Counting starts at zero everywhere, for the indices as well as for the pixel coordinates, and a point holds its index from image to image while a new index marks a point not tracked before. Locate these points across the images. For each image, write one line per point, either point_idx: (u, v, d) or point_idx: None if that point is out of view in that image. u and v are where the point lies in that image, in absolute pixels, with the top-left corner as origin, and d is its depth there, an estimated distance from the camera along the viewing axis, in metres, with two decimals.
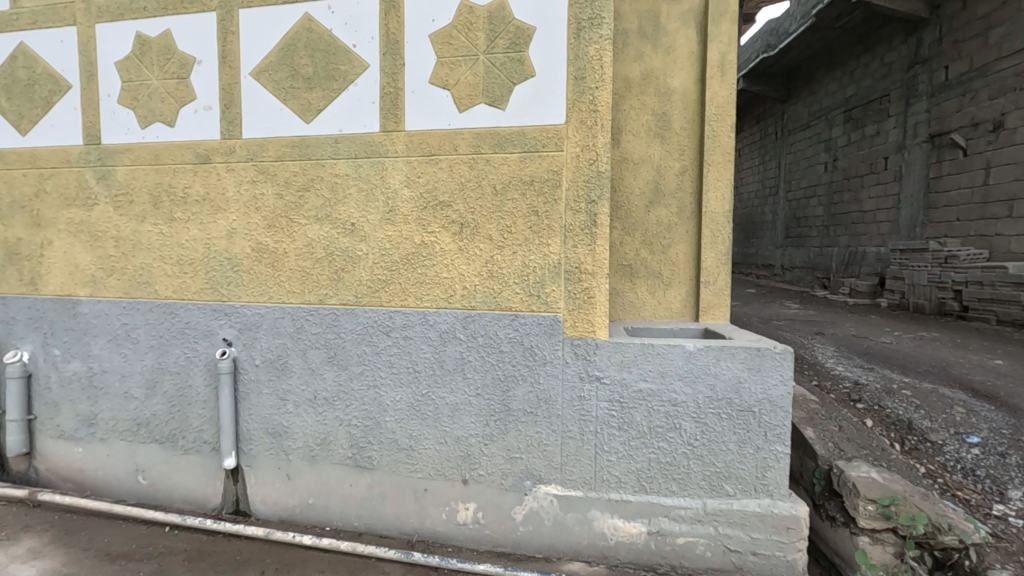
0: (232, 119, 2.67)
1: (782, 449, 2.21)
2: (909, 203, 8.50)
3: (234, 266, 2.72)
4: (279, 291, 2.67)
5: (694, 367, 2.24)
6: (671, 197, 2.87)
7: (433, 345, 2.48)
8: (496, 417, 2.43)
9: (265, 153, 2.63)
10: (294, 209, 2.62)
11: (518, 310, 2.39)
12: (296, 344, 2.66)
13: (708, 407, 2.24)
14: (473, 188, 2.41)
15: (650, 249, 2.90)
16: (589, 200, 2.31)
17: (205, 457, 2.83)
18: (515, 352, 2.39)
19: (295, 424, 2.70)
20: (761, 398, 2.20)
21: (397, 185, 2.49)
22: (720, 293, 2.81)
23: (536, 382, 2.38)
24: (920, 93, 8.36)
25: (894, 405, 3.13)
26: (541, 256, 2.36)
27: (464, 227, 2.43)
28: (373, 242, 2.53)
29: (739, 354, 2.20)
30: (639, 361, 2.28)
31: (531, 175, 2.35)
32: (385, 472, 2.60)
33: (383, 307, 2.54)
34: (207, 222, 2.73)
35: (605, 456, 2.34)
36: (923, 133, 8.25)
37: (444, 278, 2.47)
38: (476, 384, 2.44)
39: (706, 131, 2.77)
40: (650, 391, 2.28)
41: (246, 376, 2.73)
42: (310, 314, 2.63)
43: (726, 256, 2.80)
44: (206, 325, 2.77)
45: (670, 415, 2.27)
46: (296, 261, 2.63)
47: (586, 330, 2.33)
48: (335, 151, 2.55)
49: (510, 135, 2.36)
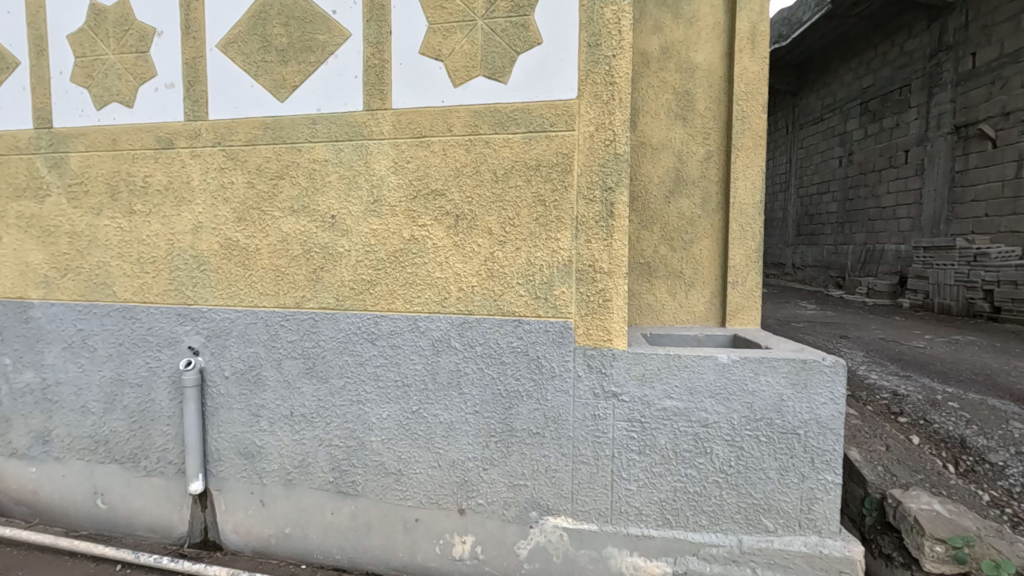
0: (196, 98, 2.35)
1: (833, 479, 1.88)
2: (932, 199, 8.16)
3: (201, 264, 2.40)
4: (251, 293, 2.36)
5: (728, 383, 1.91)
6: (695, 186, 2.55)
7: (425, 356, 2.16)
8: (496, 438, 2.11)
9: (234, 136, 2.31)
10: (267, 199, 2.30)
11: (522, 316, 2.07)
12: (270, 353, 2.35)
13: (745, 429, 1.91)
14: (471, 174, 2.09)
15: (671, 246, 2.58)
16: (604, 186, 1.99)
17: (170, 480, 2.52)
18: (519, 364, 2.07)
19: (269, 444, 2.38)
20: (807, 419, 1.87)
21: (383, 172, 2.17)
22: (749, 294, 2.50)
23: (543, 398, 2.06)
24: (945, 84, 8.02)
25: (942, 419, 2.80)
26: (548, 252, 2.04)
27: (461, 220, 2.11)
28: (357, 237, 2.21)
29: (781, 367, 1.88)
30: (663, 374, 1.96)
31: (536, 159, 2.03)
32: (371, 500, 2.28)
33: (367, 311, 2.23)
34: (171, 215, 2.41)
35: (623, 485, 2.02)
36: (948, 124, 7.91)
37: (437, 278, 2.15)
38: (474, 400, 2.13)
39: (735, 111, 2.45)
40: (675, 410, 1.95)
41: (215, 388, 2.42)
42: (285, 320, 2.31)
43: (757, 253, 2.48)
44: (171, 332, 2.46)
45: (699, 437, 1.95)
46: (270, 259, 2.32)
47: (601, 339, 2.01)
48: (313, 133, 2.24)
49: (512, 113, 2.04)
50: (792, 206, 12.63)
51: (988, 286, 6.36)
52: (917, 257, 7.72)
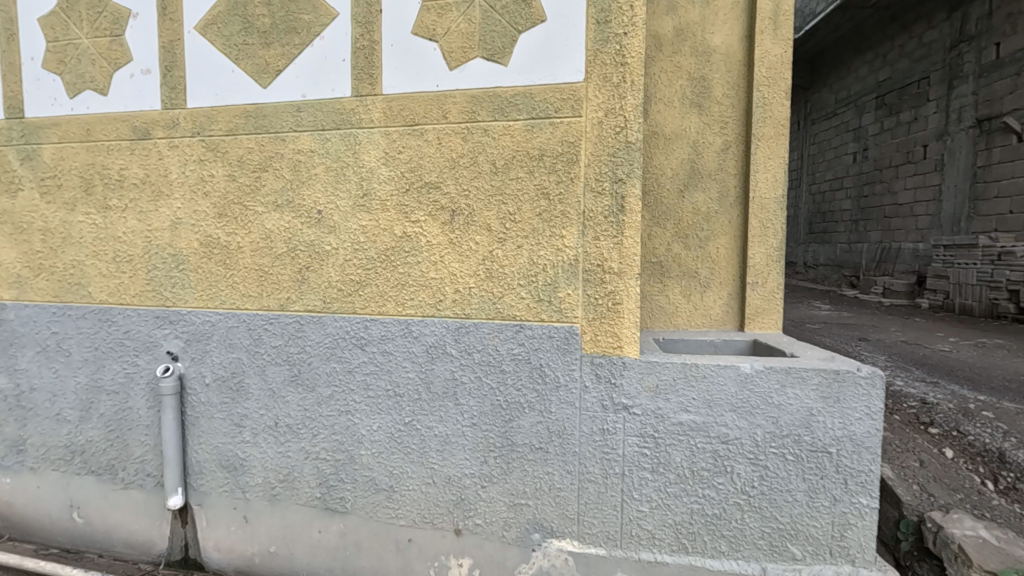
0: (174, 84, 2.18)
1: (869, 502, 1.69)
2: (952, 194, 7.91)
3: (180, 263, 2.23)
4: (232, 294, 2.19)
5: (751, 395, 1.73)
6: (711, 179, 2.36)
7: (418, 363, 1.99)
8: (496, 453, 1.94)
9: (214, 126, 2.15)
10: (249, 193, 2.13)
11: (523, 320, 1.90)
12: (253, 359, 2.18)
13: (769, 446, 1.73)
14: (468, 165, 1.91)
15: (685, 245, 2.39)
16: (614, 178, 1.80)
17: (149, 493, 2.37)
18: (520, 373, 1.89)
19: (253, 457, 2.22)
20: (840, 436, 1.68)
21: (373, 163, 2.00)
22: (769, 296, 2.31)
23: (547, 410, 1.88)
24: (967, 76, 7.75)
25: (978, 430, 2.59)
26: (553, 251, 1.86)
27: (457, 215, 1.93)
28: (345, 233, 2.04)
29: (812, 379, 1.69)
30: (679, 386, 1.77)
31: (540, 149, 1.85)
32: (360, 518, 2.11)
33: (356, 314, 2.06)
34: (148, 211, 2.25)
35: (634, 507, 1.84)
36: (970, 118, 7.65)
37: (431, 279, 1.97)
38: (471, 412, 1.95)
39: (755, 98, 2.26)
40: (692, 424, 1.77)
41: (195, 397, 2.26)
42: (269, 323, 2.15)
43: (779, 252, 2.29)
44: (149, 335, 2.29)
45: (719, 455, 1.77)
46: (253, 258, 2.15)
47: (610, 346, 1.83)
48: (297, 122, 2.07)
49: (513, 97, 1.86)
50: (804, 203, 12.37)
51: (1013, 286, 6.11)
52: (937, 256, 7.46)
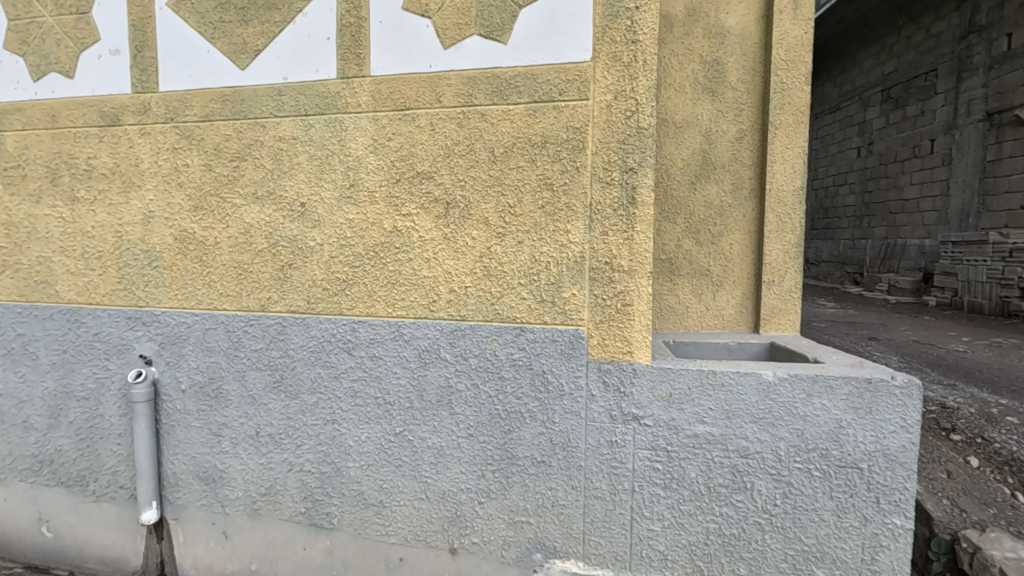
0: (145, 65, 2.02)
1: (902, 523, 1.54)
2: (960, 189, 7.77)
3: (153, 260, 2.07)
4: (210, 294, 2.03)
5: (774, 406, 1.58)
6: (724, 170, 2.21)
7: (410, 369, 1.84)
8: (494, 466, 1.79)
9: (188, 111, 1.98)
10: (227, 184, 1.97)
11: (524, 323, 1.74)
12: (232, 364, 2.02)
13: (793, 461, 1.58)
14: (464, 153, 1.75)
15: (696, 240, 2.24)
16: (624, 167, 1.64)
17: (122, 506, 2.21)
18: (521, 380, 1.74)
19: (232, 469, 2.06)
20: (872, 450, 1.53)
21: (361, 152, 1.84)
22: (785, 295, 2.16)
23: (549, 421, 1.73)
24: (978, 68, 7.61)
25: (1004, 437, 2.45)
26: (557, 247, 1.70)
27: (452, 208, 1.77)
28: (330, 228, 1.88)
29: (841, 388, 1.54)
30: (694, 395, 1.62)
31: (542, 135, 1.69)
32: (348, 535, 1.96)
33: (343, 316, 1.90)
34: (118, 203, 2.08)
35: (645, 526, 1.69)
36: (979, 111, 7.52)
37: (424, 278, 1.81)
38: (467, 422, 1.80)
39: (773, 83, 2.10)
40: (709, 437, 1.63)
41: (170, 404, 2.10)
42: (249, 325, 1.99)
43: (797, 248, 2.14)
44: (120, 338, 2.13)
45: (738, 471, 1.62)
46: (231, 254, 1.99)
47: (618, 351, 1.67)
48: (278, 107, 1.90)
49: (512, 79, 1.70)
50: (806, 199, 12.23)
51: None
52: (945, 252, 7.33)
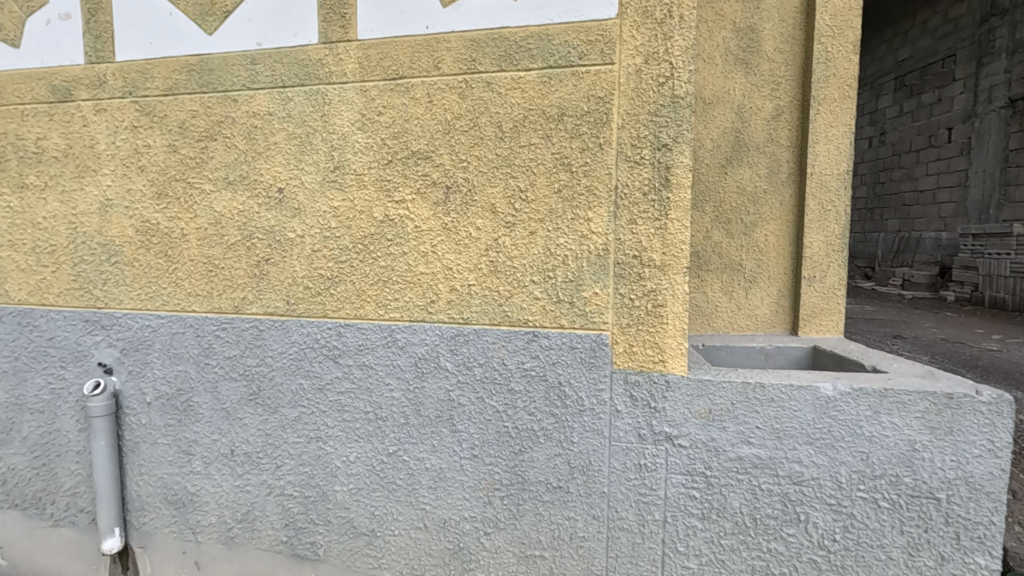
0: (101, 31, 1.76)
1: (988, 564, 1.30)
2: (981, 179, 7.55)
3: (113, 255, 1.82)
4: (177, 293, 1.78)
5: (834, 425, 1.34)
6: (759, 153, 1.96)
7: (405, 381, 1.59)
8: (502, 492, 1.55)
9: (149, 83, 1.72)
10: (194, 167, 1.71)
11: (538, 327, 1.50)
12: (203, 374, 1.78)
13: (856, 490, 1.34)
14: (466, 128, 1.50)
15: (727, 232, 1.99)
16: (656, 143, 1.40)
17: (83, 532, 1.96)
18: (534, 394, 1.50)
19: (204, 492, 1.82)
20: (952, 478, 1.29)
21: (347, 128, 1.59)
22: (828, 293, 1.92)
23: (567, 440, 1.49)
24: (1001, 52, 7.35)
25: None
26: (576, 239, 1.45)
27: (454, 193, 1.52)
28: (313, 217, 1.63)
29: (915, 405, 1.30)
30: (738, 412, 1.39)
31: (559, 107, 1.44)
32: (336, 568, 1.72)
33: (327, 319, 1.65)
34: (72, 190, 1.82)
35: (679, 563, 1.45)
36: (1002, 98, 7.27)
37: (421, 275, 1.57)
38: (471, 441, 1.56)
39: (816, 52, 1.85)
40: (755, 460, 1.39)
41: (134, 418, 1.85)
42: (221, 330, 1.74)
43: (843, 239, 1.90)
44: (78, 343, 1.87)
45: (789, 500, 1.38)
46: (200, 248, 1.74)
47: (649, 360, 1.43)
48: (252, 77, 1.65)
49: (523, 41, 1.45)
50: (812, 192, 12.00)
51: None
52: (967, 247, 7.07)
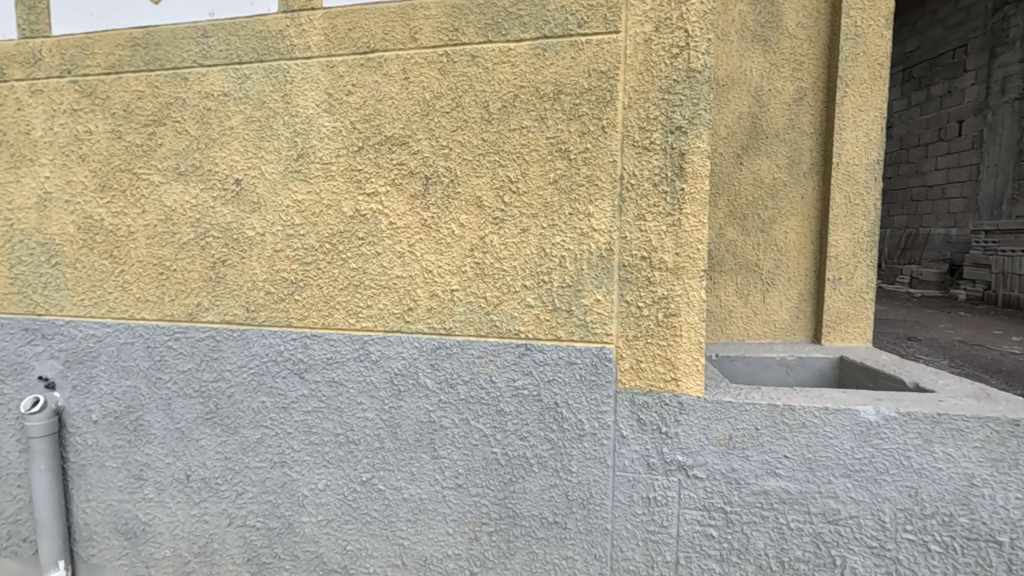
0: (35, 1, 1.55)
1: None
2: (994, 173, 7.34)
3: (52, 256, 1.61)
4: (124, 298, 1.57)
5: (875, 455, 1.15)
6: (777, 141, 1.77)
7: (380, 399, 1.40)
8: (490, 527, 1.35)
9: (89, 60, 1.52)
10: (141, 156, 1.51)
11: (532, 339, 1.30)
12: (155, 390, 1.57)
13: (901, 531, 1.15)
14: (448, 109, 1.30)
15: (742, 228, 1.80)
16: (668, 126, 1.20)
17: (26, 563, 1.76)
18: (527, 416, 1.30)
19: (158, 521, 1.62)
20: (1016, 518, 1.10)
21: (312, 110, 1.38)
22: (855, 297, 1.73)
23: (565, 469, 1.30)
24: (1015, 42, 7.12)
25: None
26: (575, 237, 1.26)
27: (434, 185, 1.32)
28: (274, 213, 1.43)
29: (972, 433, 1.10)
30: (764, 439, 1.19)
31: (555, 83, 1.24)
32: None
33: (292, 328, 1.45)
34: (5, 182, 1.61)
35: None
36: (1016, 89, 7.04)
37: (397, 279, 1.37)
38: (455, 469, 1.36)
39: (844, 27, 1.65)
40: (783, 495, 1.19)
41: (80, 438, 1.65)
42: (174, 340, 1.54)
43: (872, 237, 1.71)
44: (16, 355, 1.66)
45: (823, 542, 1.18)
46: (149, 248, 1.53)
47: (659, 378, 1.24)
48: (204, 52, 1.44)
49: (513, 6, 1.25)
50: None
51: None
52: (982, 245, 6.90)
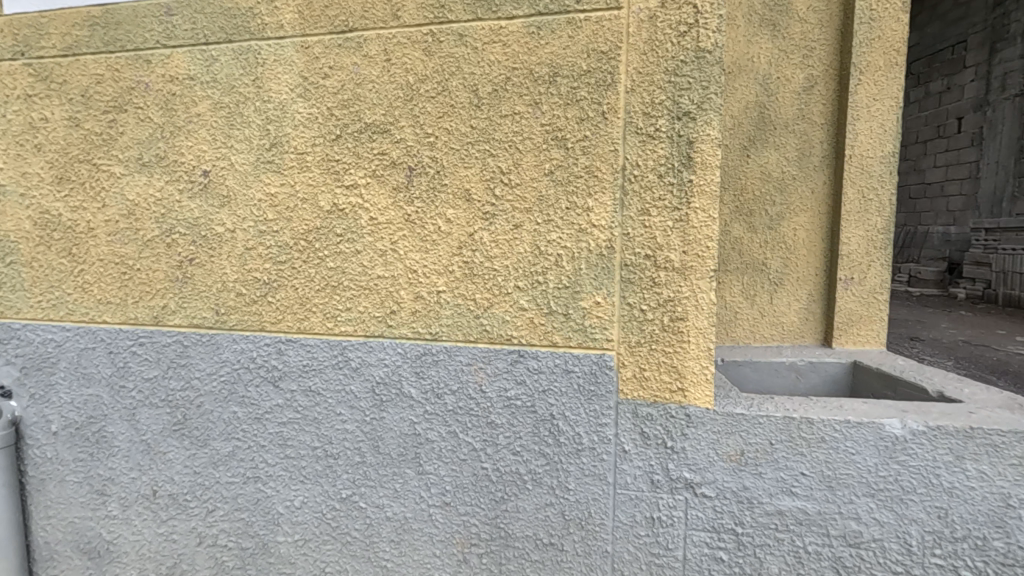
0: None
1: None
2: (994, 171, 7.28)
3: (5, 254, 1.48)
4: (84, 300, 1.45)
5: (901, 473, 1.05)
6: (785, 132, 1.67)
7: (361, 409, 1.29)
8: (481, 549, 1.25)
9: (44, 41, 1.39)
10: (101, 145, 1.39)
11: (525, 345, 1.19)
12: (118, 400, 1.46)
13: (929, 555, 1.05)
14: (433, 94, 1.19)
15: (748, 225, 1.70)
16: (674, 111, 1.09)
17: None
18: (521, 428, 1.20)
19: (123, 540, 1.50)
20: None
21: (285, 95, 1.27)
22: (868, 298, 1.63)
23: (561, 487, 1.19)
24: (1015, 38, 7.05)
25: None
26: (572, 234, 1.15)
27: (419, 177, 1.21)
28: (244, 208, 1.31)
29: (1007, 449, 1.01)
30: (779, 455, 1.09)
31: (550, 65, 1.13)
32: None
33: (265, 333, 1.34)
34: None
35: None
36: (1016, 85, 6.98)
37: (378, 280, 1.25)
38: (442, 486, 1.26)
39: (858, 10, 1.55)
40: (799, 516, 1.09)
41: (38, 451, 1.52)
42: (139, 345, 1.42)
43: (885, 234, 1.61)
44: None
45: (844, 567, 1.08)
46: (110, 245, 1.41)
47: (664, 388, 1.13)
48: (169, 32, 1.32)
49: None
50: None
51: None
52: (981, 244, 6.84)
